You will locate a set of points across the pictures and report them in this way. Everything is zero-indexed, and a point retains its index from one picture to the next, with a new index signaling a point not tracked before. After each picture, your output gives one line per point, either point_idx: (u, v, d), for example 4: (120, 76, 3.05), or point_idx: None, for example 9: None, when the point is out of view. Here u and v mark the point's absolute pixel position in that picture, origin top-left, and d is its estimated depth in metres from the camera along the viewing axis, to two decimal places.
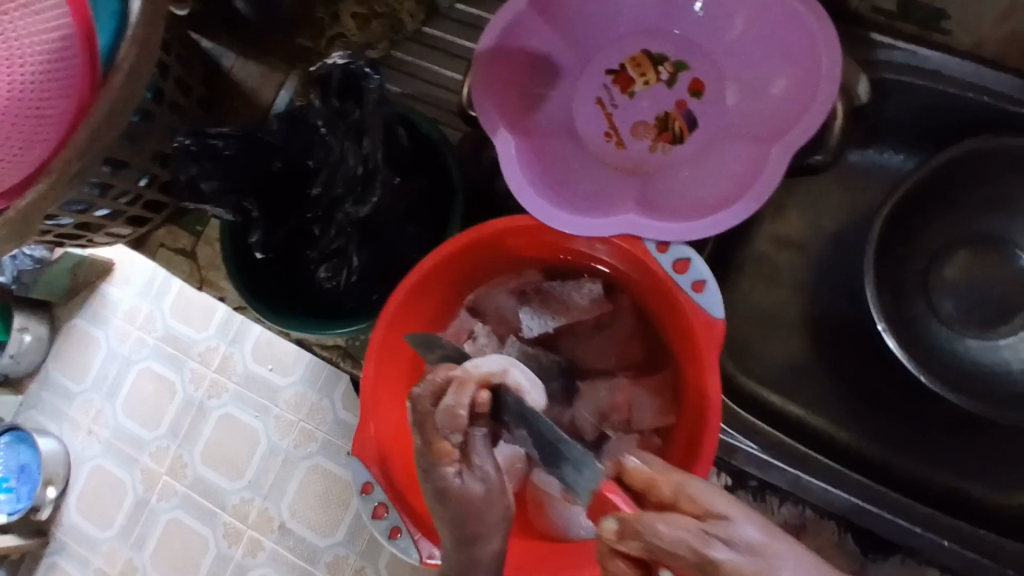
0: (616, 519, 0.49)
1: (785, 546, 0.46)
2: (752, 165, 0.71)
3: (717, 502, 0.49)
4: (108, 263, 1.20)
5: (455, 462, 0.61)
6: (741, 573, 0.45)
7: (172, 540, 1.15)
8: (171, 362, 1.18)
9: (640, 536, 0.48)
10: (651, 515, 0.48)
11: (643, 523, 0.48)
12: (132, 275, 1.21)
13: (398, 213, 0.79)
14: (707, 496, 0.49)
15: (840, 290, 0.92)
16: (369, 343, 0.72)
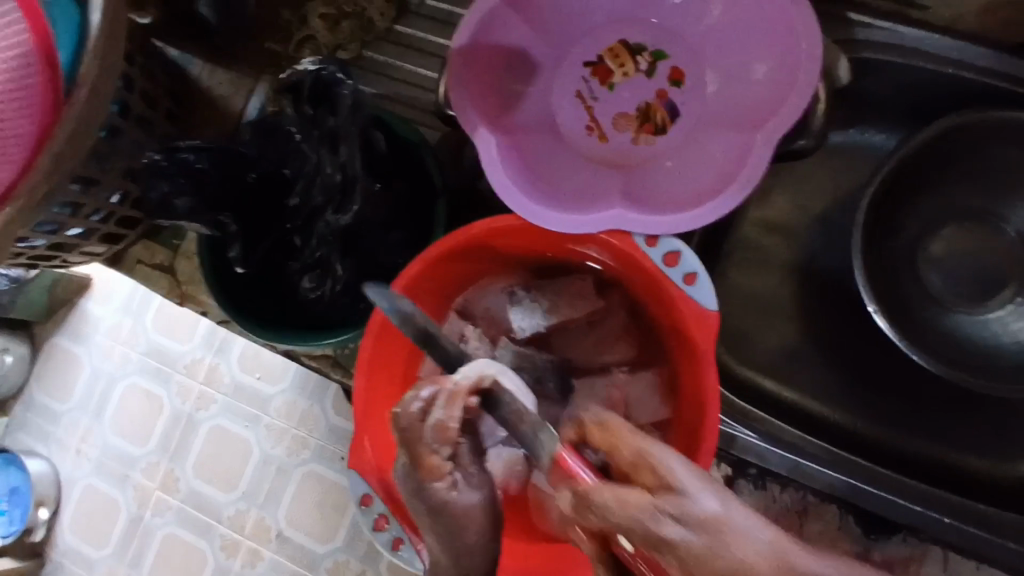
0: (573, 491, 0.53)
1: (738, 518, 0.48)
2: (737, 153, 0.70)
3: (674, 470, 0.50)
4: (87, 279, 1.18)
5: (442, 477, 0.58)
6: (692, 550, 0.46)
7: (169, 555, 1.13)
8: (156, 375, 1.16)
9: (594, 509, 0.51)
10: (602, 487, 0.51)
11: (593, 496, 0.51)
12: (112, 292, 1.18)
13: (381, 220, 0.77)
14: (667, 467, 0.51)
15: (829, 272, 0.92)
16: (359, 352, 0.70)
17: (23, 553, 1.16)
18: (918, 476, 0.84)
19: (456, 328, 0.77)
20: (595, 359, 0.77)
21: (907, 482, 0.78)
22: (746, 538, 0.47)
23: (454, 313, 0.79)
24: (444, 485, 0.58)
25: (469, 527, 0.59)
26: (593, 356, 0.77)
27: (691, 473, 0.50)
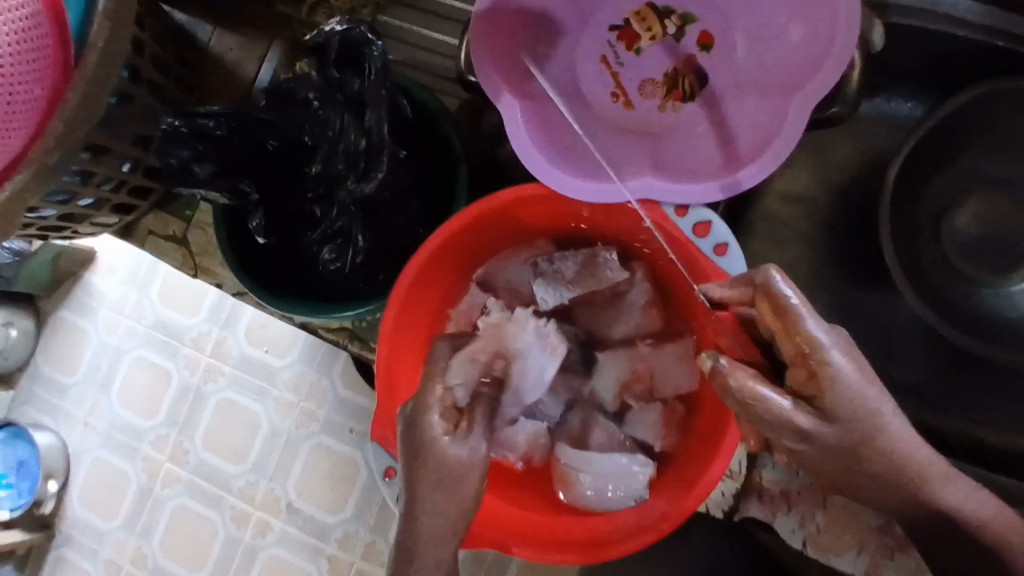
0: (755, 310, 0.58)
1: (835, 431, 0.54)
2: (768, 121, 0.68)
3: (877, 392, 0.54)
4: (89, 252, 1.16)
5: (444, 424, 0.60)
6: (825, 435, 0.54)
7: (178, 527, 1.14)
8: (163, 350, 1.15)
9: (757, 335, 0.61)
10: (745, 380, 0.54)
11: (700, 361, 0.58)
12: (115, 264, 1.17)
13: (400, 187, 0.76)
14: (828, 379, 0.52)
15: (852, 242, 0.91)
16: (381, 326, 0.69)
17: (30, 526, 1.16)
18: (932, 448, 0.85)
19: (476, 301, 0.77)
20: (620, 329, 0.75)
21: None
22: (905, 430, 0.57)
23: (473, 287, 0.78)
24: (439, 433, 0.60)
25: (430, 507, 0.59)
26: (618, 328, 0.75)
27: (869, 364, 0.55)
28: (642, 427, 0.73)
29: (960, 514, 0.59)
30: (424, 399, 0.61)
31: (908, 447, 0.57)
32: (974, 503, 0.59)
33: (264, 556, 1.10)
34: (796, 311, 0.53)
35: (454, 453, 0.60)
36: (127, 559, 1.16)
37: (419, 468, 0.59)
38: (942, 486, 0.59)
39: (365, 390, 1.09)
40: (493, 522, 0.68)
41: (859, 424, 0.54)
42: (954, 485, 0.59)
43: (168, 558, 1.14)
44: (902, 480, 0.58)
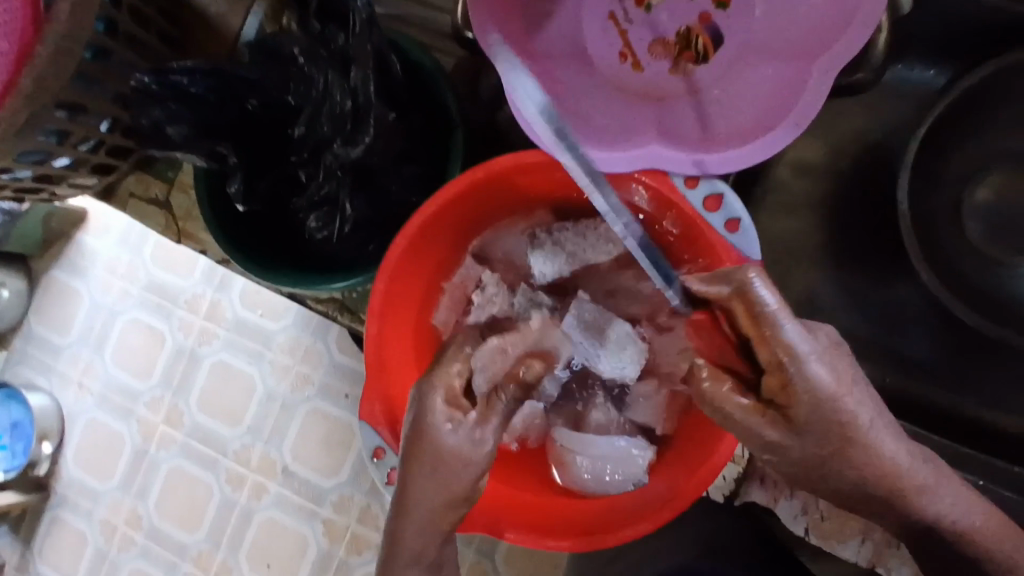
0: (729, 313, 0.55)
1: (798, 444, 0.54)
2: (787, 85, 0.63)
3: (855, 398, 0.54)
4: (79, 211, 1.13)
5: (451, 410, 0.57)
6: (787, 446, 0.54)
7: (174, 487, 1.12)
8: (156, 310, 1.12)
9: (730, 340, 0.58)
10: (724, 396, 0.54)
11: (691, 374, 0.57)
12: (109, 225, 1.12)
13: (394, 154, 0.70)
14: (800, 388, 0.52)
15: (867, 217, 0.87)
16: (370, 297, 0.65)
17: (25, 487, 1.14)
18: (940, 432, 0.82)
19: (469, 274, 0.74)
20: (624, 304, 0.72)
21: (921, 434, 0.80)
22: (887, 435, 0.56)
23: (469, 258, 0.74)
24: (442, 418, 0.56)
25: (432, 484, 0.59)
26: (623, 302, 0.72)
27: (850, 366, 0.54)
28: (643, 407, 0.71)
29: (939, 522, 0.59)
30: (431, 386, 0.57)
31: (890, 455, 0.56)
32: (956, 510, 0.59)
33: (260, 518, 1.08)
34: (776, 315, 0.52)
35: (453, 440, 0.57)
36: (122, 519, 1.14)
37: (422, 450, 0.58)
38: (923, 498, 0.58)
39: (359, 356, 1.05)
40: (485, 505, 0.66)
41: (836, 428, 0.53)
42: (938, 493, 0.58)
43: (162, 519, 1.12)
44: (880, 487, 0.57)
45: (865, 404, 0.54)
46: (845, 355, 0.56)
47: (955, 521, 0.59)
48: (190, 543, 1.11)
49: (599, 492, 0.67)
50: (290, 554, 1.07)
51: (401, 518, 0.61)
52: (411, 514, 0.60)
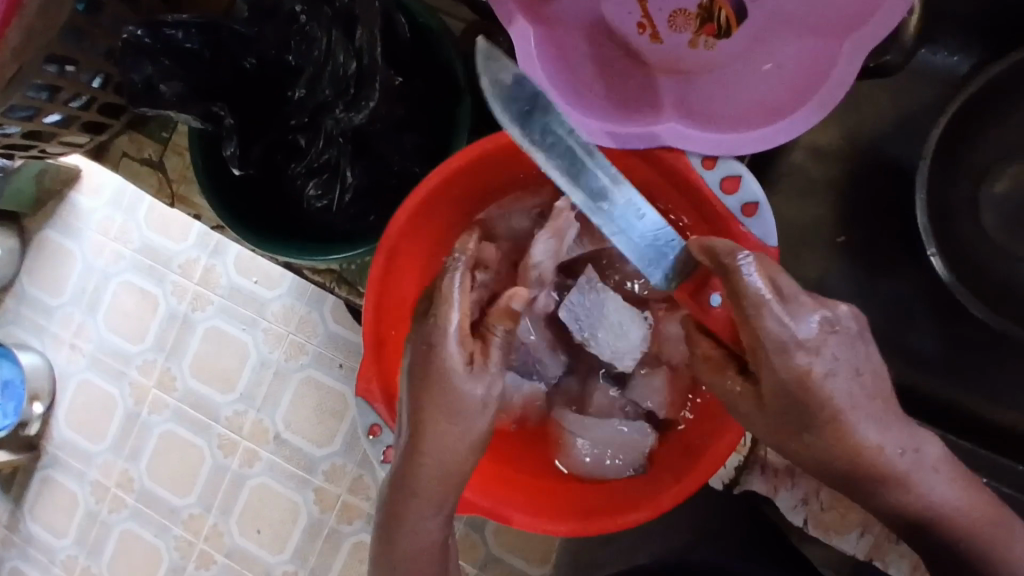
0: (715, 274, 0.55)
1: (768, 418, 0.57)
2: (814, 63, 0.61)
3: (833, 383, 0.53)
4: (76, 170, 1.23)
5: (468, 362, 0.58)
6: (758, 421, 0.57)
7: (166, 450, 1.22)
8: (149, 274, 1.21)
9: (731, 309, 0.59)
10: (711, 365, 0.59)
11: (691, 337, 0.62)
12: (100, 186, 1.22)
13: (395, 120, 0.67)
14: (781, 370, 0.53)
15: (881, 203, 0.84)
16: (371, 267, 0.63)
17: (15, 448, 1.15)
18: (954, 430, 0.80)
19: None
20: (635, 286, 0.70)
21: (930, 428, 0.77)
22: (868, 421, 0.54)
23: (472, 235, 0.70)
24: (456, 365, 0.57)
25: (447, 449, 0.59)
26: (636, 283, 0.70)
27: (837, 355, 0.53)
28: (648, 391, 0.68)
29: (919, 508, 0.57)
30: (444, 322, 0.57)
31: (866, 439, 0.55)
32: (941, 498, 0.57)
33: (252, 484, 1.18)
34: (758, 301, 0.51)
35: (470, 394, 0.58)
36: (113, 481, 1.24)
37: (433, 409, 0.58)
38: (903, 483, 0.56)
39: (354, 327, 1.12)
40: (482, 485, 0.64)
41: (807, 409, 0.54)
42: (922, 480, 0.56)
43: (153, 480, 1.22)
44: (852, 468, 0.56)
45: (845, 388, 0.53)
46: (837, 343, 0.53)
47: (939, 510, 0.57)
48: (181, 505, 1.21)
49: (599, 476, 0.66)
50: (282, 517, 1.16)
51: (406, 489, 0.60)
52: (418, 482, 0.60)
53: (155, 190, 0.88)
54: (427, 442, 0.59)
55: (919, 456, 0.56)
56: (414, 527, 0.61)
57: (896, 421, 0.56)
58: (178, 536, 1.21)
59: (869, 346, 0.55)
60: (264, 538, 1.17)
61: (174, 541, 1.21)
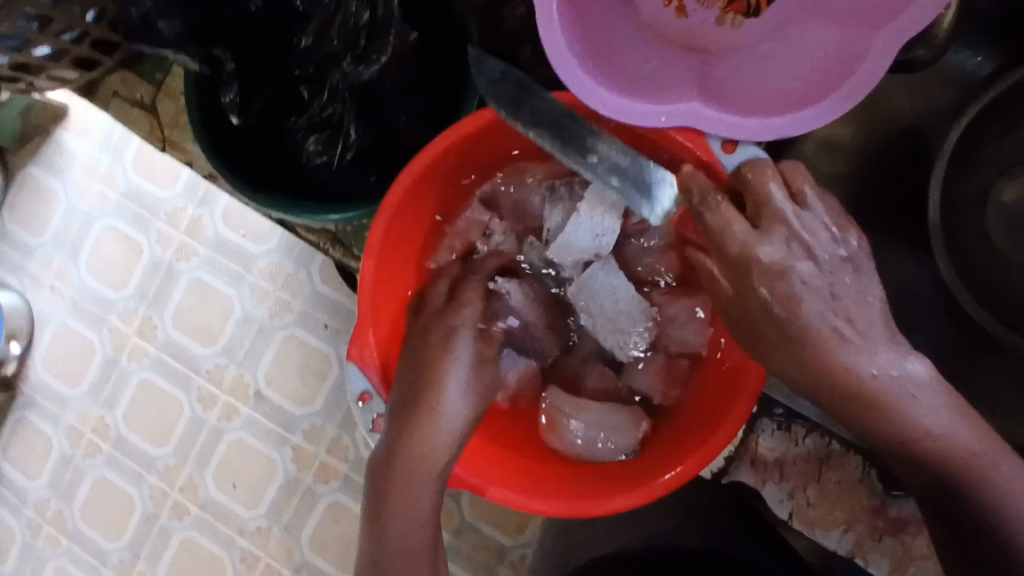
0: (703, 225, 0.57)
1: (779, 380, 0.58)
2: (840, 54, 0.58)
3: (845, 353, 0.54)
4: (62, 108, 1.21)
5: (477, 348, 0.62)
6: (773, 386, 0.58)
7: (144, 399, 1.21)
8: (136, 222, 1.20)
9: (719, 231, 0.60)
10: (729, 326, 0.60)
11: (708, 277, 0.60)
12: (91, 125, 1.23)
13: (405, 79, 0.64)
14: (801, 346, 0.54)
15: (888, 203, 0.82)
16: (372, 228, 0.60)
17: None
18: None
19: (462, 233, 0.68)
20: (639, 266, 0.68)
21: None
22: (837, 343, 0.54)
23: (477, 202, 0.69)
24: (467, 355, 0.61)
25: (447, 425, 0.58)
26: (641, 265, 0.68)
27: (805, 279, 0.54)
28: (642, 377, 0.67)
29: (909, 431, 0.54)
30: (460, 318, 0.62)
31: (845, 362, 0.54)
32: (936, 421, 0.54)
33: (229, 438, 1.17)
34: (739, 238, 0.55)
35: (461, 375, 0.60)
36: (90, 426, 1.23)
37: (438, 385, 0.58)
38: (891, 408, 0.54)
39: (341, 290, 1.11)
40: (474, 464, 0.63)
41: (823, 379, 0.55)
42: (911, 409, 0.53)
43: (129, 429, 1.22)
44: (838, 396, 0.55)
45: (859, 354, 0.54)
46: (808, 269, 0.54)
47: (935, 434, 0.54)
48: (157, 456, 1.20)
49: (591, 459, 0.65)
50: (258, 473, 1.16)
51: (388, 480, 0.58)
52: (422, 456, 0.57)
53: (146, 134, 0.85)
54: (428, 416, 0.58)
55: (902, 375, 0.53)
56: (408, 504, 0.58)
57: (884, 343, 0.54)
58: (153, 486, 1.21)
59: (851, 270, 0.55)
60: (239, 492, 1.18)
61: (148, 490, 1.21)
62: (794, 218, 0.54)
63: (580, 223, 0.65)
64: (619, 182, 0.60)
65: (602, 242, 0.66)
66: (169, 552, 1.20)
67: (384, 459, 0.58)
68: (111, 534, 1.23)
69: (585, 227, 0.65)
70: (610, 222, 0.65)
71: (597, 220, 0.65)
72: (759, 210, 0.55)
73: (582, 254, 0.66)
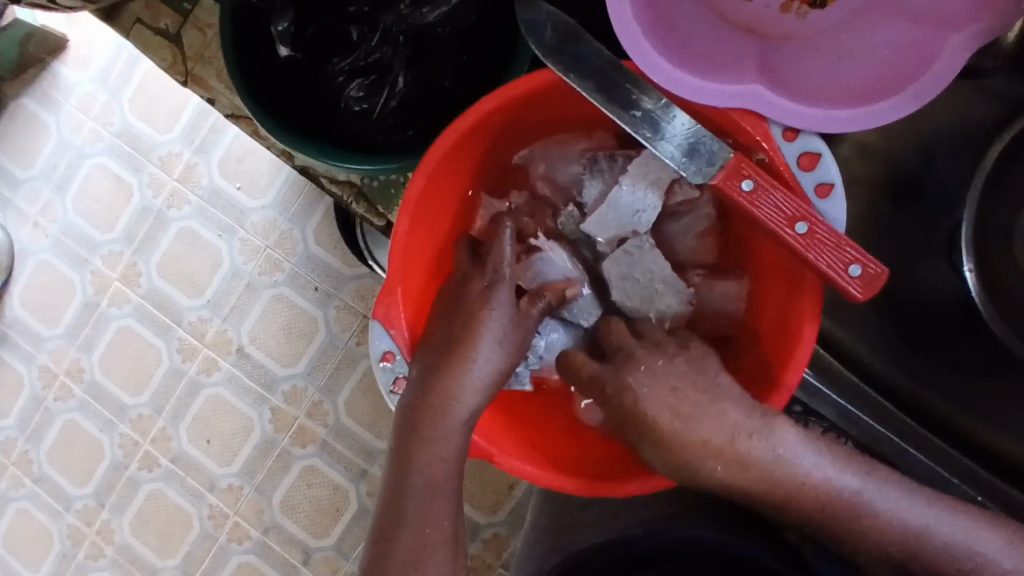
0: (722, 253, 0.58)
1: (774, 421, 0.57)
2: (911, 52, 0.57)
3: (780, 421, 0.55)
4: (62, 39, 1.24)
5: (514, 308, 0.61)
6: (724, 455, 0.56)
7: (123, 344, 1.26)
8: (128, 162, 1.25)
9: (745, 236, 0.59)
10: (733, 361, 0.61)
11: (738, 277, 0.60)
12: (86, 60, 1.26)
13: (460, 32, 0.63)
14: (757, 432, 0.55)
15: (920, 216, 0.78)
16: (407, 190, 0.58)
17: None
18: (955, 460, 0.75)
19: (493, 211, 0.68)
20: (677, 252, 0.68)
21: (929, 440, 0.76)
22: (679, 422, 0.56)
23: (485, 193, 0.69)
24: (505, 304, 0.61)
25: (478, 371, 0.58)
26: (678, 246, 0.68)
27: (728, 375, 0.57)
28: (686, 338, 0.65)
29: (814, 490, 0.55)
30: (497, 271, 0.61)
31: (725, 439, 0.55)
32: (822, 469, 0.55)
33: (207, 393, 1.24)
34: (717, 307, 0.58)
35: (497, 321, 0.60)
36: (63, 368, 1.29)
37: (474, 333, 0.59)
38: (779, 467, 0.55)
39: (334, 250, 1.19)
40: (489, 432, 0.61)
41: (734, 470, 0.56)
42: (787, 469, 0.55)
43: (105, 373, 1.27)
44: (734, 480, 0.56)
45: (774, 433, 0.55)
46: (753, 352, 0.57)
47: (835, 485, 0.54)
48: (130, 405, 1.26)
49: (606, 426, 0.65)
50: (235, 430, 1.23)
51: (413, 437, 0.58)
52: (454, 403, 0.57)
53: (167, 65, 0.78)
54: (461, 363, 0.58)
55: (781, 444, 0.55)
56: (436, 452, 0.57)
57: (752, 413, 0.56)
58: (124, 434, 1.26)
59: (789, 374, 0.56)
60: (212, 448, 1.23)
61: (118, 438, 1.27)
62: (816, 259, 0.52)
63: (620, 198, 0.65)
64: (650, 134, 0.57)
65: (642, 218, 0.65)
66: (137, 501, 1.26)
67: (414, 409, 0.58)
68: (77, 480, 1.28)
69: (624, 202, 0.65)
70: (651, 197, 0.64)
71: (638, 195, 0.64)
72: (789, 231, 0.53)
73: (619, 229, 0.66)
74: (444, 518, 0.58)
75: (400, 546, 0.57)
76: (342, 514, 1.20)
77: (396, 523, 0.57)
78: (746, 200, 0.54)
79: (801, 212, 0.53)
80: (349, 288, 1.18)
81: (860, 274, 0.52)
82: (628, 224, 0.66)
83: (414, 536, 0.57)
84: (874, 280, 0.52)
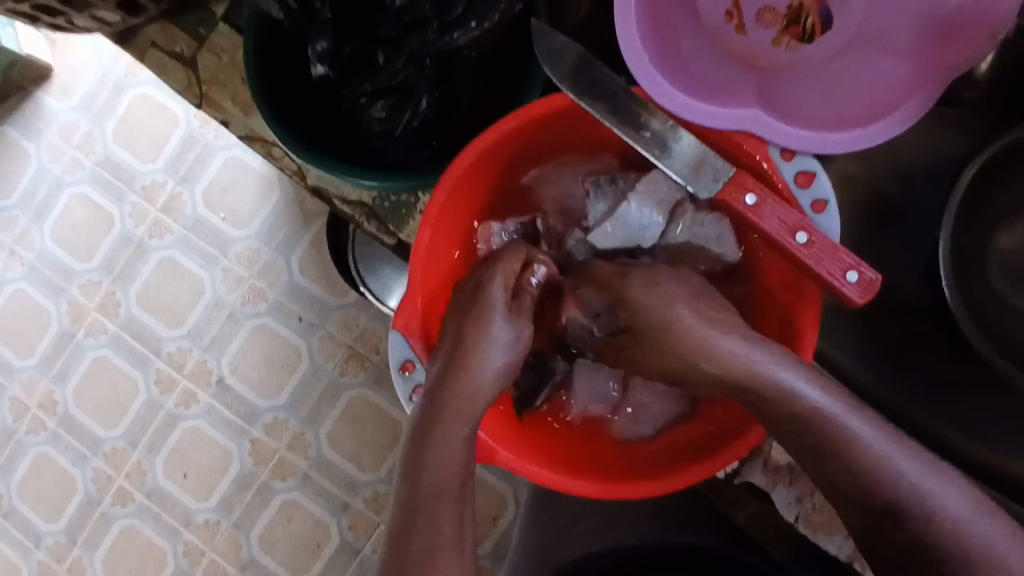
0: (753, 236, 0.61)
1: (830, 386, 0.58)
2: (893, 84, 0.63)
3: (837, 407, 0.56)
4: (45, 67, 1.25)
5: (507, 301, 0.64)
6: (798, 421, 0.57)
7: (98, 376, 1.24)
8: (108, 190, 1.25)
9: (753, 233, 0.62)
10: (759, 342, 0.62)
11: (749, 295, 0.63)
12: (72, 90, 1.27)
13: (482, 55, 0.67)
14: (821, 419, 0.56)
15: (895, 238, 0.83)
16: (429, 204, 0.60)
17: None
18: None
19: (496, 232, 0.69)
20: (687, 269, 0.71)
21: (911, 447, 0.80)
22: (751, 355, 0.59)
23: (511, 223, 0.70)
24: (502, 306, 0.63)
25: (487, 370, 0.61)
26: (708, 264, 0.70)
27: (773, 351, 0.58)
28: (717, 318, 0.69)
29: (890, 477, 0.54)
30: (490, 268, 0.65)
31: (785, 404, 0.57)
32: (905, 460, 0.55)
33: (184, 425, 1.22)
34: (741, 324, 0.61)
35: (501, 332, 0.63)
36: (34, 400, 1.26)
37: (478, 328, 0.62)
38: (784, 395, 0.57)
39: (318, 278, 1.20)
40: (500, 437, 0.63)
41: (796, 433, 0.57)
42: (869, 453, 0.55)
43: (77, 406, 1.25)
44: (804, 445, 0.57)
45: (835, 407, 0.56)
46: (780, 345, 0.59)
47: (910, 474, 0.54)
48: (104, 438, 1.24)
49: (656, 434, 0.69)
50: (212, 463, 1.21)
51: (429, 437, 0.59)
52: (466, 409, 0.60)
53: (182, 87, 0.80)
54: (469, 363, 0.61)
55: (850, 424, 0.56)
56: (447, 452, 0.58)
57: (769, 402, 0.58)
58: (97, 469, 1.24)
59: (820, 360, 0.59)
60: (188, 483, 1.21)
61: (91, 473, 1.24)
62: (820, 266, 0.56)
63: (626, 215, 0.67)
64: (659, 153, 0.61)
65: (645, 233, 0.69)
66: (108, 538, 1.23)
67: (425, 418, 0.59)
68: (46, 515, 1.25)
69: (631, 219, 0.67)
70: (654, 215, 0.67)
71: (645, 213, 0.67)
72: (792, 243, 0.57)
73: (624, 241, 0.69)
74: (451, 522, 0.56)
75: (414, 546, 0.55)
76: (322, 549, 1.18)
77: (410, 523, 0.56)
78: (751, 213, 0.59)
79: (800, 223, 0.57)
80: (333, 318, 1.19)
81: (856, 280, 0.56)
82: (635, 234, 0.69)
83: (426, 538, 0.55)
84: (870, 284, 0.56)
